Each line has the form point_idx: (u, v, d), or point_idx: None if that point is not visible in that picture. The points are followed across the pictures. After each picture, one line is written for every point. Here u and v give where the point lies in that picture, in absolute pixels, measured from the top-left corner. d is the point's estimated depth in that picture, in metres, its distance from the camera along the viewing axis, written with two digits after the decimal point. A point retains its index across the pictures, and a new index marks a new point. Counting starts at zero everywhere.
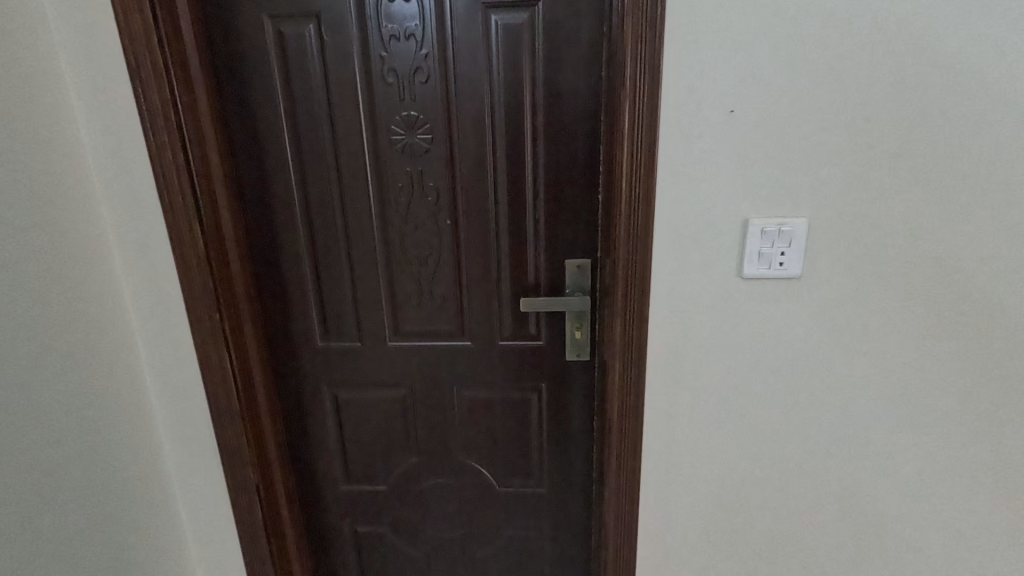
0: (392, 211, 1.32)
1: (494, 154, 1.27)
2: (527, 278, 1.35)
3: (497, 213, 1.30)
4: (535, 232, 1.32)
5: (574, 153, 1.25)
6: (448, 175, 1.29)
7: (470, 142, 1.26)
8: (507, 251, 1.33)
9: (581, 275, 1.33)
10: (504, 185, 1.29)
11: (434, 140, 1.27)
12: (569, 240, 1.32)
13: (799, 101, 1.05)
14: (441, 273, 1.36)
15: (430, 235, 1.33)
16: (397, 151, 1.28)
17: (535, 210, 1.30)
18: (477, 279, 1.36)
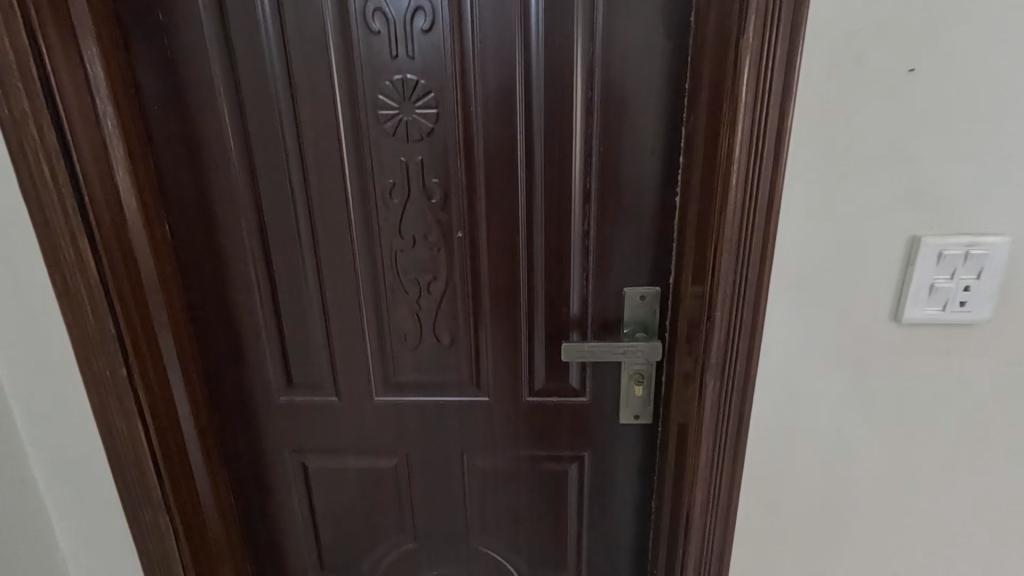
0: (379, 217, 0.93)
1: (526, 136, 0.88)
2: (569, 312, 0.97)
3: (530, 222, 0.92)
4: (582, 249, 0.93)
5: (642, 137, 0.87)
6: (459, 167, 0.90)
7: (493, 120, 0.87)
8: (540, 275, 0.95)
9: (647, 307, 0.95)
10: (541, 184, 0.90)
11: (441, 117, 0.88)
12: (630, 261, 0.94)
13: (1021, 58, 0.66)
14: (449, 304, 0.98)
15: (434, 251, 0.95)
16: (386, 132, 0.89)
17: (584, 219, 0.92)
18: (499, 313, 0.98)
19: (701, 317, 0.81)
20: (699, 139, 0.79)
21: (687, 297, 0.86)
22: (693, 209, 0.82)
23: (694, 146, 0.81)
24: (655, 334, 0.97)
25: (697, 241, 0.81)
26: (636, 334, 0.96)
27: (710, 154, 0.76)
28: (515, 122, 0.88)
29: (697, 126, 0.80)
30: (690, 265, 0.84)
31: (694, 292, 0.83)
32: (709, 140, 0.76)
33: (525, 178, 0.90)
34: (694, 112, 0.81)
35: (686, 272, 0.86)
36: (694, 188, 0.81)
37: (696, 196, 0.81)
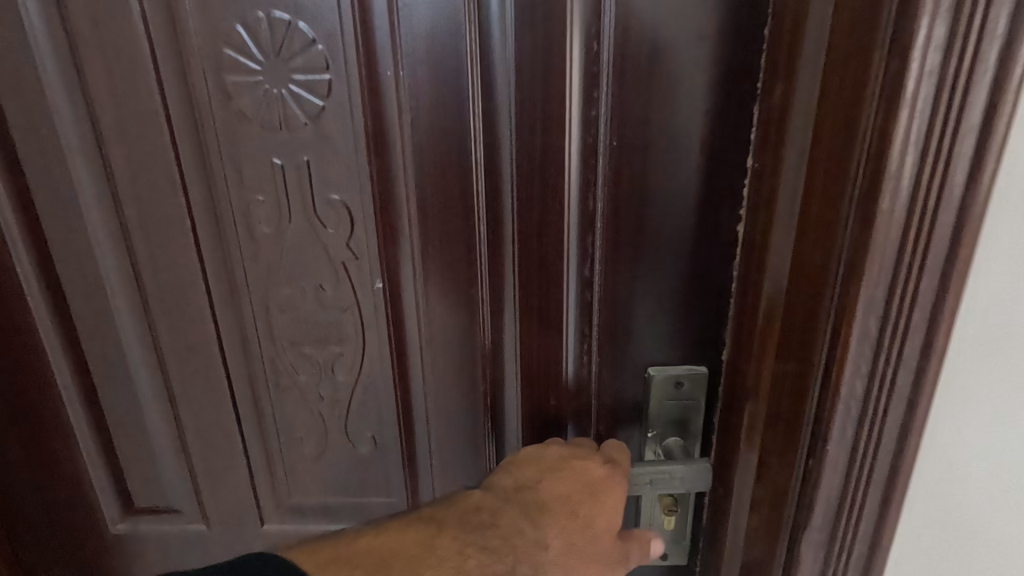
0: (244, 258, 0.56)
1: (485, 121, 0.52)
2: (563, 406, 0.60)
3: (495, 264, 0.56)
4: (583, 308, 0.57)
5: (683, 123, 0.51)
6: (372, 176, 0.53)
7: (427, 92, 0.51)
8: (515, 348, 0.59)
9: (687, 399, 0.60)
10: (512, 203, 0.54)
11: (337, 89, 0.51)
12: (659, 324, 0.58)
13: None
14: (368, 390, 0.61)
15: (338, 311, 0.58)
16: (243, 115, 0.51)
17: (584, 260, 0.55)
18: (451, 405, 0.61)
19: (797, 442, 0.46)
20: (798, 126, 0.43)
21: (763, 397, 0.50)
22: (783, 250, 0.46)
23: (786, 138, 0.45)
24: (698, 440, 0.61)
25: (788, 307, 0.46)
26: (668, 441, 0.61)
27: (829, 153, 0.40)
28: (465, 97, 0.51)
29: (796, 100, 0.43)
30: (773, 345, 0.48)
31: (780, 393, 0.48)
32: (831, 126, 0.39)
33: (485, 193, 0.54)
34: (787, 76, 0.45)
35: (762, 355, 0.50)
36: (785, 214, 0.46)
37: (793, 228, 0.45)
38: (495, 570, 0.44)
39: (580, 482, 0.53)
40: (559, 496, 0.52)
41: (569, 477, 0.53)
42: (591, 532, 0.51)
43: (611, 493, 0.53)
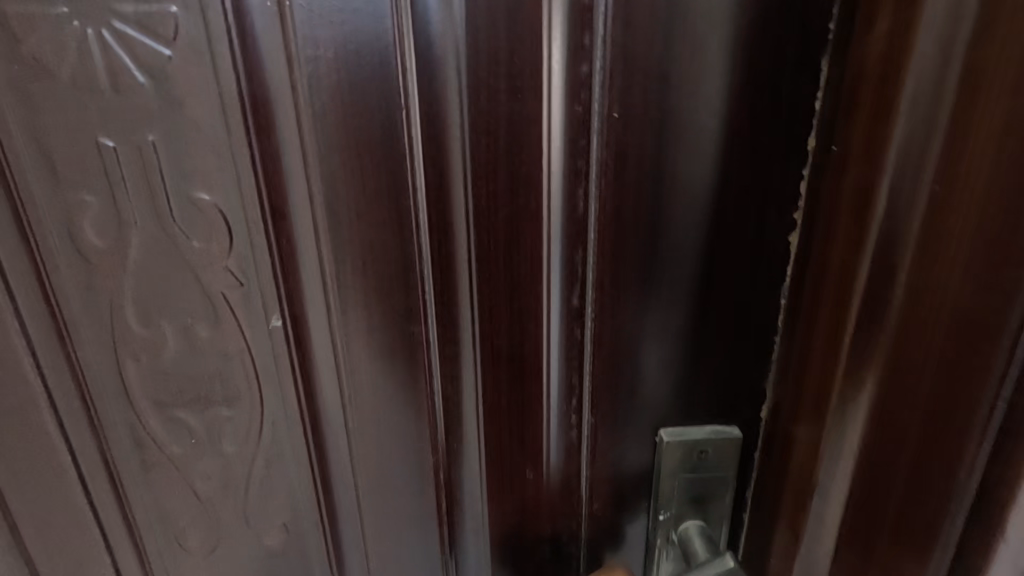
0: (73, 287, 0.38)
1: (423, 81, 0.34)
2: (543, 477, 0.45)
3: (444, 290, 0.39)
4: (570, 349, 0.41)
5: (714, 86, 0.35)
6: (255, 165, 0.35)
7: (326, 34, 0.33)
8: (476, 404, 0.42)
9: (710, 473, 0.45)
10: (468, 205, 0.37)
11: (189, 30, 0.33)
12: (677, 370, 0.42)
13: None
14: (274, 464, 0.44)
15: (221, 357, 0.40)
16: (44, 71, 0.33)
17: (571, 284, 0.39)
18: (391, 484, 0.45)
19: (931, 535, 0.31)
20: (915, 88, 0.30)
21: (850, 467, 0.36)
22: (890, 267, 0.33)
23: (893, 106, 0.31)
24: (724, 525, 0.46)
25: (904, 347, 0.32)
26: (686, 525, 0.46)
27: (999, 117, 0.27)
28: (388, 43, 0.33)
29: (913, 50, 0.30)
30: (870, 395, 0.35)
31: (887, 465, 0.34)
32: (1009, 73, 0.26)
33: (425, 189, 0.36)
34: (892, 19, 0.31)
35: (845, 408, 0.36)
36: (893, 217, 0.32)
37: (915, 232, 0.31)
38: None
39: None
40: None
41: None
42: None
43: None
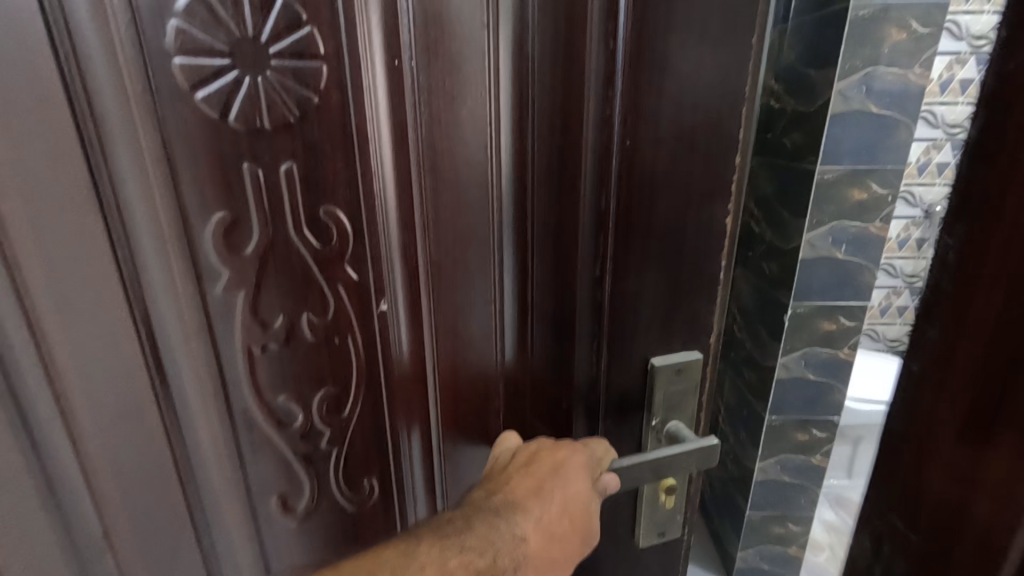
0: (207, 298, 0.41)
1: (513, 114, 0.43)
2: (577, 419, 0.52)
3: (516, 272, 0.48)
4: (593, 303, 0.47)
5: (712, 93, 0.42)
6: (375, 185, 0.43)
7: (442, 82, 0.41)
8: (531, 364, 0.51)
9: (687, 379, 0.51)
10: (537, 200, 0.46)
11: (336, 80, 0.40)
12: (672, 319, 0.49)
13: None
14: (371, 432, 0.51)
15: (331, 346, 0.47)
16: (205, 112, 0.37)
17: (596, 257, 0.46)
18: (457, 433, 0.52)
19: None
20: None
21: None
22: None
23: None
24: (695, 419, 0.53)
25: None
26: (669, 425, 0.52)
27: None
28: (484, 86, 0.42)
29: None
30: None
31: None
32: None
33: (506, 194, 0.46)
34: None
35: None
36: None
37: None
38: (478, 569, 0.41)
39: (526, 474, 0.46)
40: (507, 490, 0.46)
41: (519, 476, 0.46)
42: (545, 492, 0.45)
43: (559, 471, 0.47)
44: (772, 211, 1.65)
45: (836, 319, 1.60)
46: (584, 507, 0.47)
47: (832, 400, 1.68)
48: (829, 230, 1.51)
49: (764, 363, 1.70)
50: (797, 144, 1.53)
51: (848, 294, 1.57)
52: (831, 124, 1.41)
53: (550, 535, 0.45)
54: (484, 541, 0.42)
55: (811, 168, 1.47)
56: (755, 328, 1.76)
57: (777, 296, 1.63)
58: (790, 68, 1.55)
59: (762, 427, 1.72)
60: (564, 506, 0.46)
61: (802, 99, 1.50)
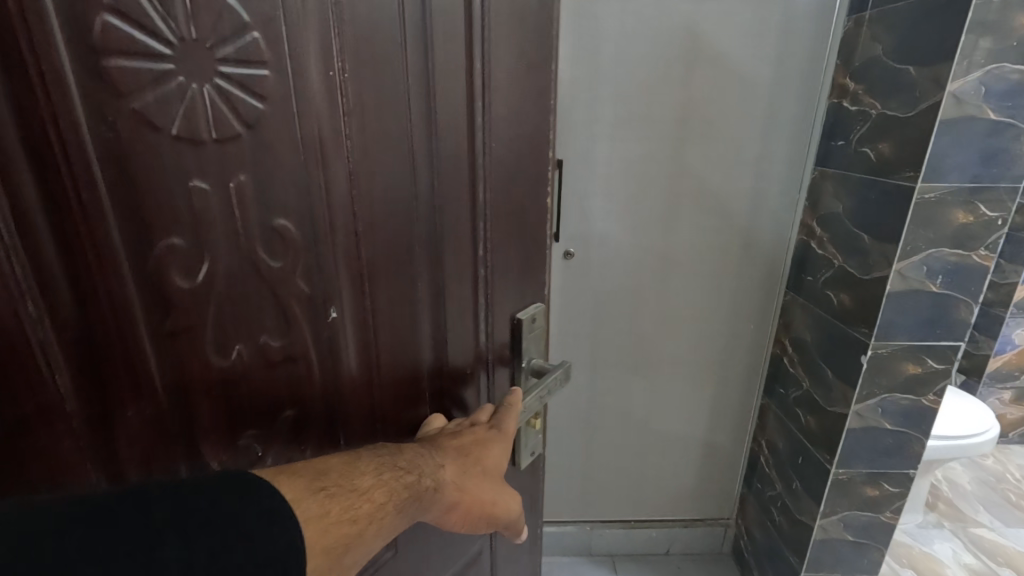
0: (156, 332, 0.41)
1: (429, 137, 0.50)
2: (473, 386, 0.65)
3: (443, 269, 0.55)
4: (482, 275, 0.60)
5: (538, 113, 0.60)
6: (321, 199, 0.45)
7: (376, 105, 0.46)
8: (455, 337, 0.60)
9: (538, 327, 0.70)
10: (454, 208, 0.54)
11: (278, 87, 0.40)
12: (523, 273, 0.66)
13: None
14: (312, 438, 0.51)
15: (269, 362, 0.47)
16: (147, 122, 0.36)
17: (481, 237, 0.58)
18: (406, 423, 0.59)
19: None
20: None
21: None
22: None
23: None
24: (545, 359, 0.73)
25: None
26: (533, 362, 0.71)
27: None
28: (413, 115, 0.48)
29: None
30: None
31: None
32: None
33: (439, 204, 0.53)
34: None
35: None
36: None
37: None
38: (409, 485, 0.51)
39: (454, 437, 0.58)
40: (436, 442, 0.56)
41: (446, 438, 0.57)
42: (467, 449, 0.57)
43: (481, 440, 0.59)
44: (847, 233, 1.48)
45: (921, 361, 1.42)
46: (492, 465, 0.59)
47: (910, 451, 1.52)
48: (923, 259, 1.32)
49: (831, 409, 1.55)
50: (886, 154, 1.35)
51: (937, 333, 1.39)
52: (940, 132, 1.22)
53: (464, 478, 0.56)
54: (410, 465, 0.52)
55: (910, 185, 1.27)
56: (819, 365, 1.60)
57: (853, 334, 1.46)
58: (873, 64, 1.39)
59: (826, 481, 1.56)
60: (478, 461, 0.58)
61: (900, 103, 1.31)
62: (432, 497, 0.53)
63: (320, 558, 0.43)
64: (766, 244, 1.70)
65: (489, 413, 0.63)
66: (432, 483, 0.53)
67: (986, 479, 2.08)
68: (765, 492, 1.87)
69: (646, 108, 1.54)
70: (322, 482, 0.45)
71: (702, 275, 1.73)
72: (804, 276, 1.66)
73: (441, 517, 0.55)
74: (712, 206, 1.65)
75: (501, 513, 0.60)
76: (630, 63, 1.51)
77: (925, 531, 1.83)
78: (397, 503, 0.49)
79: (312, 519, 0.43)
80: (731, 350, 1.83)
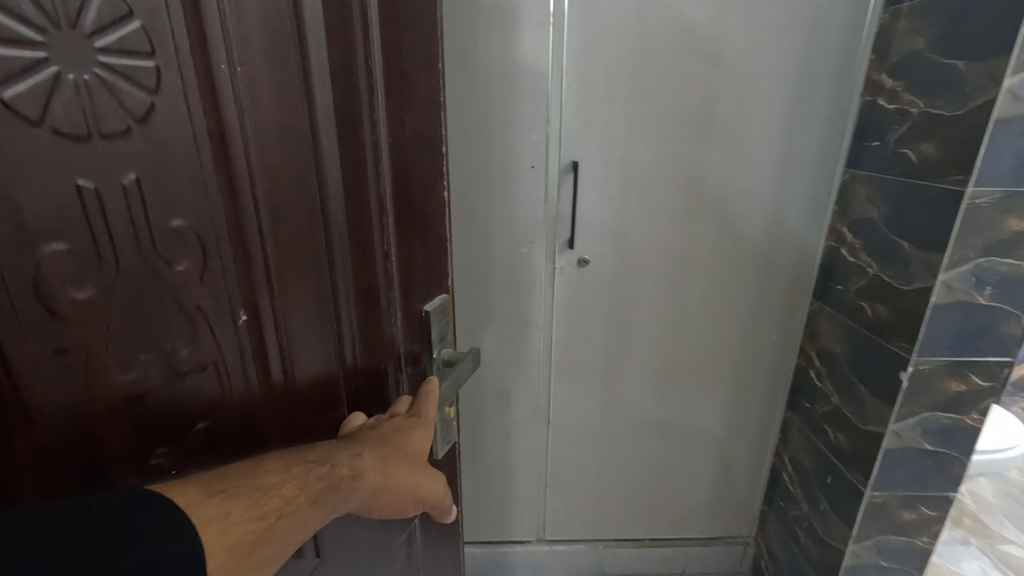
0: (40, 353, 0.36)
1: (322, 135, 0.48)
2: (389, 386, 0.64)
3: (340, 270, 0.53)
4: (387, 274, 0.59)
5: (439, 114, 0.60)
6: (218, 195, 0.43)
7: (268, 101, 0.44)
8: (358, 336, 0.58)
9: (445, 316, 0.69)
10: (353, 207, 0.53)
11: (168, 79, 0.39)
12: (432, 270, 0.66)
13: None
14: (226, 454, 0.48)
15: (174, 376, 0.43)
16: (18, 115, 0.32)
17: (382, 235, 0.57)
18: (325, 427, 0.57)
19: None
20: None
21: None
22: None
23: None
24: (455, 348, 0.73)
25: None
26: (443, 352, 0.70)
27: None
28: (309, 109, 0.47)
29: None
30: None
31: None
32: None
33: (343, 201, 0.52)
34: None
35: None
36: None
37: None
38: (322, 475, 0.49)
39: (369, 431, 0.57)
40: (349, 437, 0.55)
41: (363, 433, 0.56)
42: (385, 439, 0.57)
43: (399, 430, 0.59)
44: (883, 240, 1.37)
45: (965, 378, 1.30)
46: (413, 451, 0.59)
47: (949, 473, 1.40)
48: (970, 269, 1.21)
49: (865, 428, 1.43)
50: (930, 156, 1.23)
51: (983, 348, 1.27)
52: (993, 132, 1.10)
53: (386, 463, 0.55)
54: (322, 458, 0.50)
55: (958, 190, 1.16)
56: (851, 379, 1.49)
57: (890, 348, 1.35)
58: (914, 58, 1.28)
59: (860, 505, 1.44)
60: (398, 446, 0.58)
61: (945, 102, 1.20)
62: (350, 486, 0.51)
63: (224, 557, 0.40)
64: (792, 252, 1.60)
65: (406, 404, 0.63)
66: (349, 470, 0.51)
67: (1010, 490, 1.93)
68: (789, 512, 1.76)
69: (665, 108, 1.44)
70: (220, 485, 0.42)
71: (721, 284, 1.63)
72: (832, 284, 1.56)
73: (363, 504, 0.53)
74: (733, 212, 1.55)
75: (425, 493, 0.61)
76: (649, 62, 1.40)
77: (951, 548, 1.68)
78: (309, 494, 0.47)
79: (215, 519, 0.40)
80: (751, 362, 1.73)
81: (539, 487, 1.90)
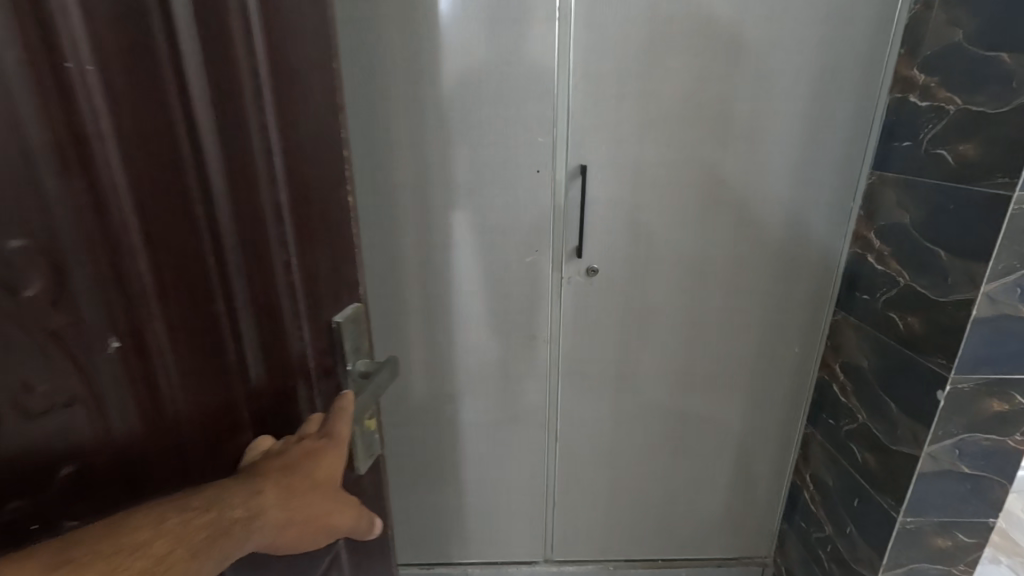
0: None
1: (197, 139, 0.44)
2: (299, 405, 0.60)
3: (234, 281, 0.49)
4: (289, 287, 0.55)
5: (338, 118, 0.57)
6: (73, 208, 0.37)
7: (126, 104, 0.39)
8: (261, 356, 0.54)
9: (359, 325, 0.64)
10: (243, 216, 0.49)
11: None
12: (340, 279, 0.62)
13: None
14: (97, 505, 0.42)
15: (29, 417, 0.37)
16: None
17: (280, 245, 0.53)
18: (224, 458, 0.52)
19: None
20: None
21: None
22: None
23: None
24: (372, 357, 0.68)
25: None
26: (358, 364, 0.65)
27: None
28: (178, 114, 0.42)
29: None
30: None
31: None
32: None
33: (228, 212, 0.48)
34: None
35: None
36: None
37: None
38: (208, 521, 0.43)
39: (270, 463, 0.51)
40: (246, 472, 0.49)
41: (264, 466, 0.50)
42: (291, 470, 0.51)
43: (307, 457, 0.53)
44: (916, 245, 1.24)
45: (1009, 399, 1.17)
46: (325, 479, 0.54)
47: (989, 499, 1.27)
48: (1017, 280, 1.07)
49: (896, 449, 1.31)
50: (970, 158, 1.11)
51: None
52: None
53: (291, 497, 0.50)
54: (210, 503, 0.44)
55: (1004, 194, 1.03)
56: (880, 395, 1.36)
57: (925, 363, 1.22)
58: (952, 51, 1.16)
59: (890, 532, 1.32)
60: (306, 475, 0.52)
61: (987, 98, 1.08)
62: (245, 529, 0.45)
63: None
64: (816, 258, 1.47)
65: (318, 424, 0.57)
66: (244, 512, 0.45)
67: None
68: (812, 534, 1.64)
69: (678, 106, 1.32)
70: (73, 555, 0.35)
71: (737, 294, 1.52)
72: (858, 293, 1.44)
73: (264, 543, 0.48)
74: (753, 217, 1.43)
75: (339, 523, 0.55)
76: (663, 57, 1.28)
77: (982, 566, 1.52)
78: (191, 547, 0.41)
79: None
80: (768, 376, 1.61)
81: (546, 505, 1.80)
